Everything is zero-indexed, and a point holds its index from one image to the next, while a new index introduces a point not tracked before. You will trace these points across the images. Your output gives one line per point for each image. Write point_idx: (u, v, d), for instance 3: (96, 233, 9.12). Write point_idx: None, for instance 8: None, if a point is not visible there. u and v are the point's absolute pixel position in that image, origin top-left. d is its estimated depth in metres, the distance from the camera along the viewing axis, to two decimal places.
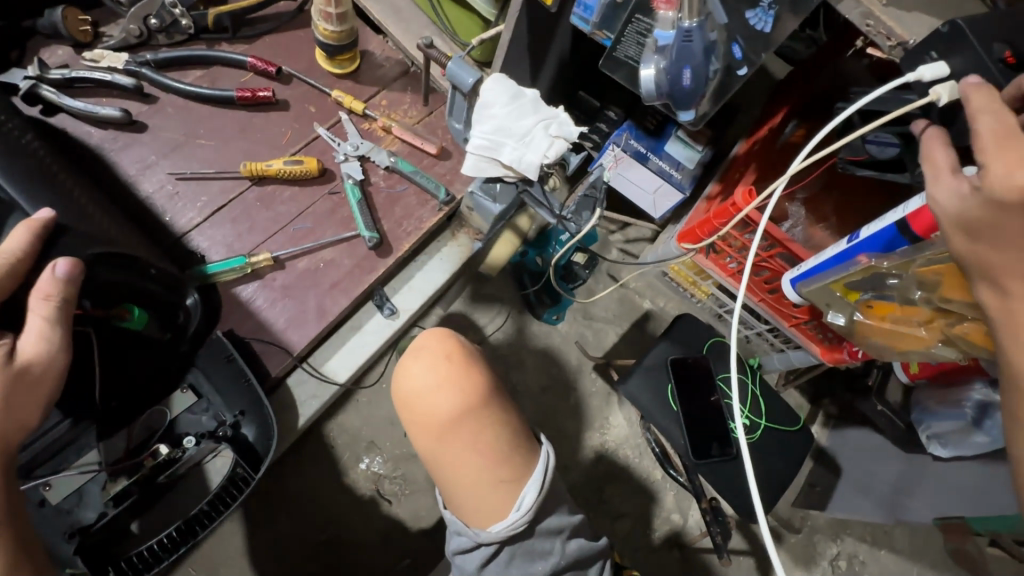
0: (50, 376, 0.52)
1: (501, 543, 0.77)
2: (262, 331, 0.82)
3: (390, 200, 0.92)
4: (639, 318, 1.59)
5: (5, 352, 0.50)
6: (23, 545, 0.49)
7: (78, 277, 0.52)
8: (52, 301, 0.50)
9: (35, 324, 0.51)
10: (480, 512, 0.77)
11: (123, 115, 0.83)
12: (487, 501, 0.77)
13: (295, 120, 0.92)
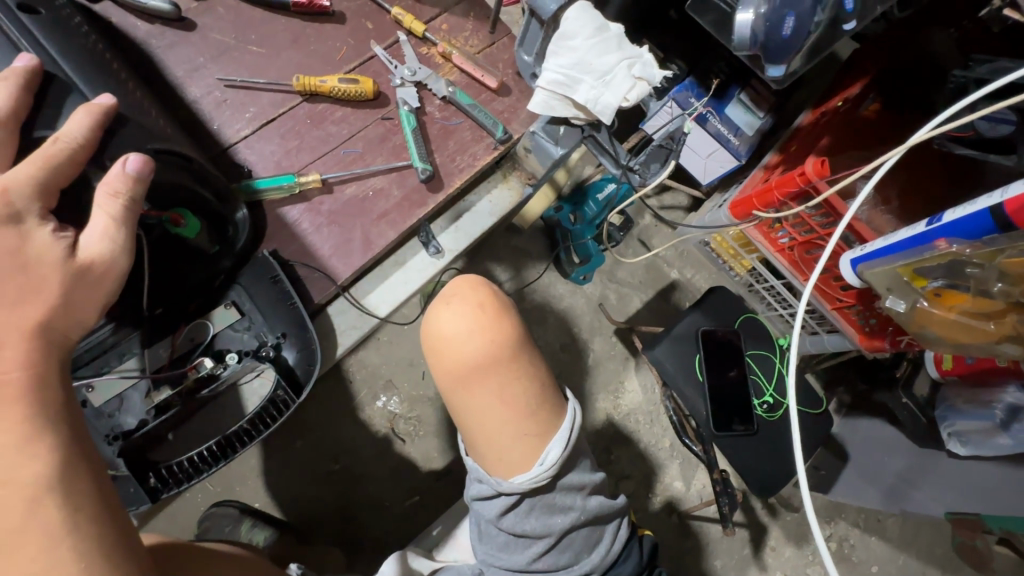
0: (110, 275, 0.50)
1: (523, 493, 0.76)
2: (305, 256, 0.79)
3: (444, 132, 0.87)
4: (669, 287, 1.56)
5: (65, 246, 0.48)
6: (78, 441, 0.47)
7: (145, 175, 0.51)
8: (120, 197, 0.49)
9: (100, 222, 0.49)
10: (504, 463, 0.76)
11: (172, 9, 0.77)
12: (511, 452, 0.75)
13: (350, 35, 0.86)
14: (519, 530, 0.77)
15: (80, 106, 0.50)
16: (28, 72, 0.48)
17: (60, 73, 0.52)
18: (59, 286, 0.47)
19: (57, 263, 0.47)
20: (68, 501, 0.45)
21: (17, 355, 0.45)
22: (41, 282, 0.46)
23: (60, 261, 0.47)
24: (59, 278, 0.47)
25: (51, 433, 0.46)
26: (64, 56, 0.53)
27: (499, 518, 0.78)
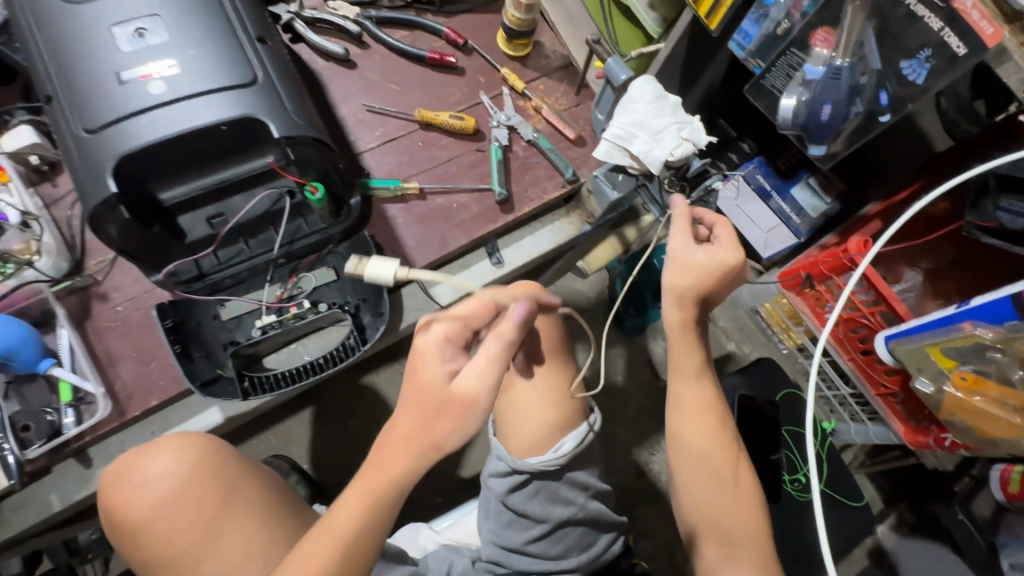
0: (472, 407, 0.57)
1: (532, 475, 0.79)
2: (394, 244, 0.98)
3: (522, 167, 1.06)
4: None
5: (452, 377, 0.58)
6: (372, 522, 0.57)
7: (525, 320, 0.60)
8: (504, 336, 0.58)
9: (480, 361, 0.57)
10: (521, 446, 0.81)
11: (344, 53, 1.05)
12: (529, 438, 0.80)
13: (466, 85, 1.09)
14: (524, 510, 0.80)
15: (264, 96, 0.71)
16: (248, 70, 0.71)
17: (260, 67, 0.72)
18: (462, 400, 0.56)
19: (442, 385, 0.57)
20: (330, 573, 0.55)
21: (404, 460, 0.57)
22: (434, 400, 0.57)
23: (443, 385, 0.57)
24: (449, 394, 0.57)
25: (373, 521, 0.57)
26: (269, 57, 0.75)
27: (506, 496, 0.81)
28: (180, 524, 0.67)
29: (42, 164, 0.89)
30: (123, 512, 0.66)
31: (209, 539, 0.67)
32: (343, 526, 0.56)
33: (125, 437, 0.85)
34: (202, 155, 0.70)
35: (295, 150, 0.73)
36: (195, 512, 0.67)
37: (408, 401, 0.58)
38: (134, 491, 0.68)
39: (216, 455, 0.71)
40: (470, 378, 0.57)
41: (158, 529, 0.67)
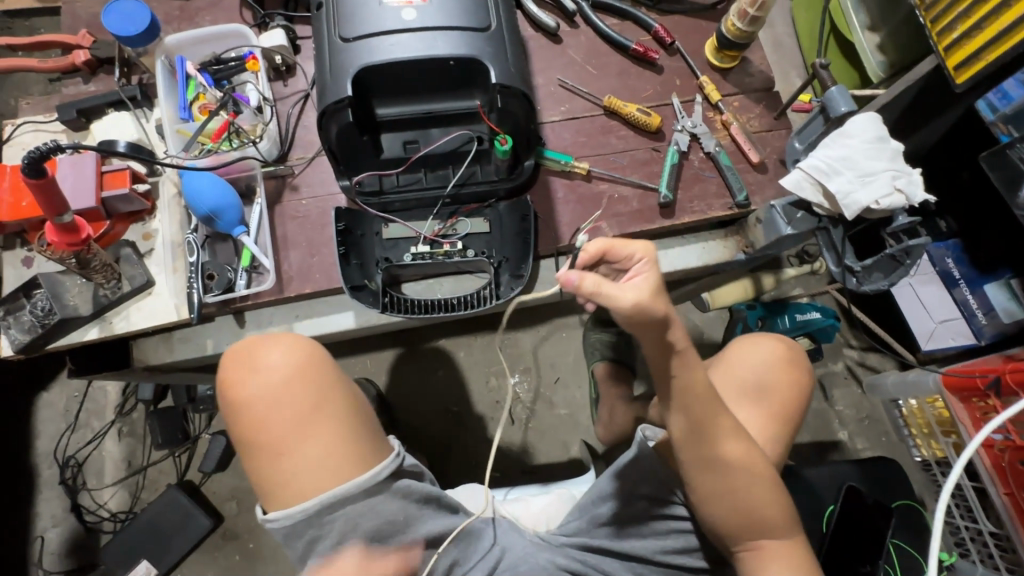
0: None
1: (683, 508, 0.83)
2: (547, 216, 0.99)
3: (694, 178, 1.03)
4: (825, 444, 1.59)
5: None
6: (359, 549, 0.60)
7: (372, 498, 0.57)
8: None
9: None
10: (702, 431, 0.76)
11: (554, 26, 1.08)
12: (727, 444, 0.77)
13: (660, 83, 1.08)
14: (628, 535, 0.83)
15: (493, 42, 0.75)
16: (485, 15, 0.76)
17: (496, 13, 0.77)
18: None
19: None
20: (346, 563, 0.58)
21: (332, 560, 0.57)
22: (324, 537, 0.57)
23: None
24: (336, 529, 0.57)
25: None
26: (504, 6, 0.79)
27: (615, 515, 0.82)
28: (283, 411, 0.72)
29: (282, 65, 1.01)
30: (240, 389, 0.72)
31: (299, 435, 0.71)
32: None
33: (277, 311, 0.95)
34: (425, 82, 0.76)
35: (503, 99, 0.77)
36: (291, 409, 0.72)
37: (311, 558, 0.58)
38: (252, 371, 0.74)
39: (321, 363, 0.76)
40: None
41: (260, 411, 0.72)
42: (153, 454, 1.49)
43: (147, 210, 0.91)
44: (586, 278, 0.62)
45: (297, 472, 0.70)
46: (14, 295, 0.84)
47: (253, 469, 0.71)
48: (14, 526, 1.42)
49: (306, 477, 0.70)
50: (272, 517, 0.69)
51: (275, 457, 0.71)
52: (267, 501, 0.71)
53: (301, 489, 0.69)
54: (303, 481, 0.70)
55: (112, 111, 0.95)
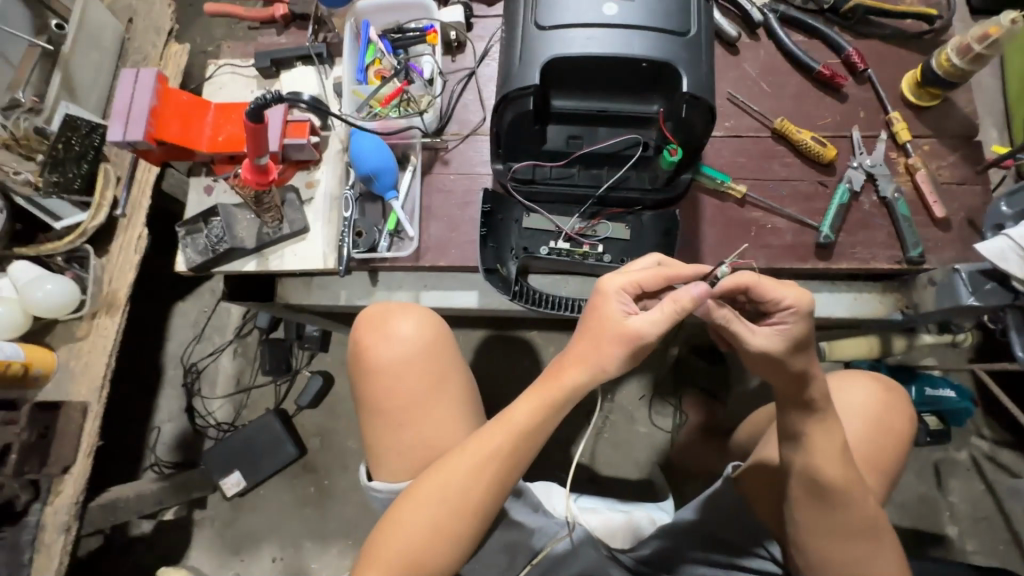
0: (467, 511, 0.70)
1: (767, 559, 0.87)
2: (691, 234, 0.95)
3: (861, 222, 0.94)
4: (927, 536, 1.43)
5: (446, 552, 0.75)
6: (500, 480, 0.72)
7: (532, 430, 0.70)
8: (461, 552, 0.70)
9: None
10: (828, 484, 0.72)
11: (734, 36, 1.01)
12: (856, 506, 0.72)
13: (841, 113, 0.99)
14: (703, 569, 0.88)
15: (691, 49, 0.71)
16: (687, 19, 0.72)
17: (697, 18, 0.73)
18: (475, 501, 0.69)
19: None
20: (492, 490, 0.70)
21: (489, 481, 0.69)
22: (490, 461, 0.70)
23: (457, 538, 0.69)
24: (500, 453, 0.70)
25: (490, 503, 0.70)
26: (706, 11, 0.75)
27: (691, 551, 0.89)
28: (407, 386, 0.77)
29: (455, 41, 1.03)
30: (378, 355, 0.77)
31: (415, 413, 0.77)
32: (519, 423, 0.69)
33: (407, 277, 0.99)
34: (609, 80, 0.75)
35: (687, 109, 0.73)
36: (414, 386, 0.77)
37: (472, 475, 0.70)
38: (385, 341, 0.78)
39: (444, 340, 0.82)
40: (644, 321, 0.66)
41: (387, 380, 0.77)
42: (258, 378, 1.63)
43: (314, 161, 0.97)
44: (718, 312, 0.68)
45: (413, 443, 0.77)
46: (196, 218, 0.94)
47: (373, 429, 0.78)
48: (137, 413, 1.62)
49: (416, 451, 0.76)
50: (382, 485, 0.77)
51: (391, 427, 0.77)
52: (375, 467, 0.79)
53: (410, 461, 0.76)
54: (412, 454, 0.76)
55: (300, 64, 1.03)
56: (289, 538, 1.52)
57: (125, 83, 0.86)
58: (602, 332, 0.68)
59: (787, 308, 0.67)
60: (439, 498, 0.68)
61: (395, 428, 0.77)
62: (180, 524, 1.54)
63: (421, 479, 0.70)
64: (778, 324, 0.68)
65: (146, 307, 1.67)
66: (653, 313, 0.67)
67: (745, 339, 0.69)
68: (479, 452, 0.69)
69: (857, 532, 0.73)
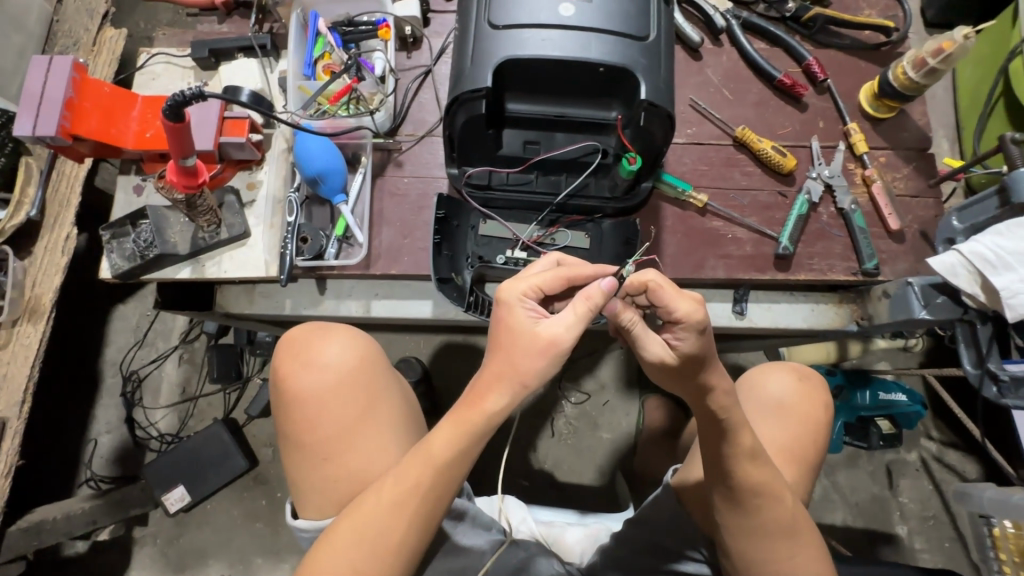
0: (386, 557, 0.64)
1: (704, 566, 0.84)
2: (651, 243, 0.93)
3: (819, 233, 0.94)
4: (878, 535, 1.46)
5: None
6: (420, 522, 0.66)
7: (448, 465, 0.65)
8: None
9: None
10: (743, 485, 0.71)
11: (697, 41, 1.00)
12: (774, 509, 0.71)
13: (801, 123, 0.99)
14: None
15: (649, 54, 0.69)
16: (646, 23, 0.70)
17: (656, 23, 0.70)
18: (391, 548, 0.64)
19: None
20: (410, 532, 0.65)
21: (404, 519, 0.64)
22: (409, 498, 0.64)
23: None
24: (419, 492, 0.65)
25: (407, 548, 0.65)
26: (665, 15, 0.72)
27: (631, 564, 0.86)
28: (332, 414, 0.74)
29: (410, 36, 0.98)
30: (298, 383, 0.75)
31: (338, 445, 0.74)
32: (440, 453, 0.64)
33: (356, 286, 0.94)
34: (565, 84, 0.71)
35: (646, 117, 0.70)
36: (340, 414, 0.74)
37: (389, 518, 0.64)
38: (308, 367, 0.76)
39: (374, 364, 0.79)
40: (554, 325, 0.61)
41: (310, 409, 0.75)
42: (205, 386, 1.54)
43: (255, 160, 0.91)
44: (624, 313, 0.65)
45: (338, 476, 0.73)
46: (123, 221, 0.87)
47: (297, 464, 0.75)
48: (71, 425, 1.51)
49: (342, 485, 0.73)
50: (305, 523, 0.74)
51: (315, 460, 0.74)
52: (302, 504, 0.75)
53: (336, 496, 0.73)
54: (339, 489, 0.73)
55: (241, 56, 0.95)
56: (238, 554, 1.45)
57: (36, 69, 0.76)
58: (513, 343, 0.62)
59: (678, 320, 0.63)
60: (356, 538, 0.64)
61: (318, 460, 0.74)
62: (118, 543, 1.44)
63: (339, 518, 0.66)
64: (672, 338, 0.65)
65: (81, 311, 1.56)
66: (565, 315, 0.62)
67: (637, 345, 0.67)
68: (396, 486, 0.65)
69: (777, 533, 0.72)
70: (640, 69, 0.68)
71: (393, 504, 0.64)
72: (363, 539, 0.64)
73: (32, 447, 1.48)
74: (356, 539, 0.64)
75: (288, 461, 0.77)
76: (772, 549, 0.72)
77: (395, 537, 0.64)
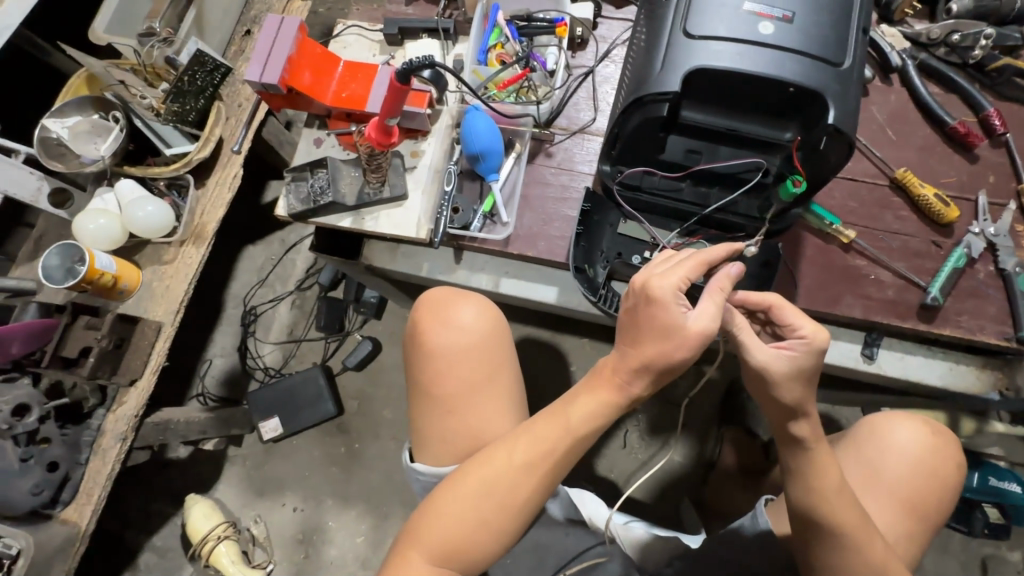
0: (510, 511, 0.67)
1: None
2: (788, 270, 0.92)
3: (972, 291, 0.89)
4: None
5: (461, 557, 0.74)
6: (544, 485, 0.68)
7: (578, 435, 0.68)
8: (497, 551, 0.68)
9: None
10: (863, 530, 0.69)
11: (868, 76, 0.97)
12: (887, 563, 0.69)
13: (969, 174, 0.94)
14: None
15: (842, 80, 0.69)
16: (842, 50, 0.70)
17: (852, 50, 0.71)
18: (517, 504, 0.67)
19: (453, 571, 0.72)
20: (535, 492, 0.67)
21: (533, 480, 0.67)
22: (540, 460, 0.67)
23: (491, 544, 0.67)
24: (553, 455, 0.67)
25: (530, 507, 0.68)
26: (862, 44, 0.72)
27: None
28: (462, 374, 0.76)
29: (579, 37, 1.04)
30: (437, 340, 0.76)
31: (460, 403, 0.75)
32: (576, 423, 0.67)
33: (489, 260, 1.00)
34: (747, 99, 0.73)
35: (829, 143, 0.71)
36: (468, 374, 0.75)
37: (520, 477, 0.67)
38: (446, 325, 0.77)
39: (503, 330, 0.80)
40: (704, 317, 0.61)
41: (442, 365, 0.76)
42: (310, 332, 1.67)
43: (423, 131, 0.98)
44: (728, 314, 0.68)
45: (458, 432, 0.75)
46: (304, 167, 0.97)
47: (421, 414, 0.77)
48: (193, 343, 1.68)
49: (460, 440, 0.75)
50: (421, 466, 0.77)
51: (439, 412, 0.76)
52: (419, 449, 0.78)
53: (453, 449, 0.75)
54: (456, 442, 0.75)
55: (424, 37, 1.04)
56: (312, 491, 1.56)
57: (269, 28, 0.88)
58: (664, 333, 0.62)
59: (804, 335, 0.66)
60: (485, 487, 0.67)
61: (443, 414, 0.76)
62: (213, 456, 1.59)
63: (469, 470, 0.68)
64: (786, 350, 0.67)
65: (218, 245, 1.74)
66: (705, 306, 0.62)
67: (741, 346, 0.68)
68: (530, 448, 0.67)
69: None
70: (832, 94, 0.68)
71: (525, 466, 0.67)
72: (494, 492, 0.67)
73: None
74: (486, 490, 0.67)
75: (412, 409, 0.79)
76: None
77: (523, 495, 0.67)
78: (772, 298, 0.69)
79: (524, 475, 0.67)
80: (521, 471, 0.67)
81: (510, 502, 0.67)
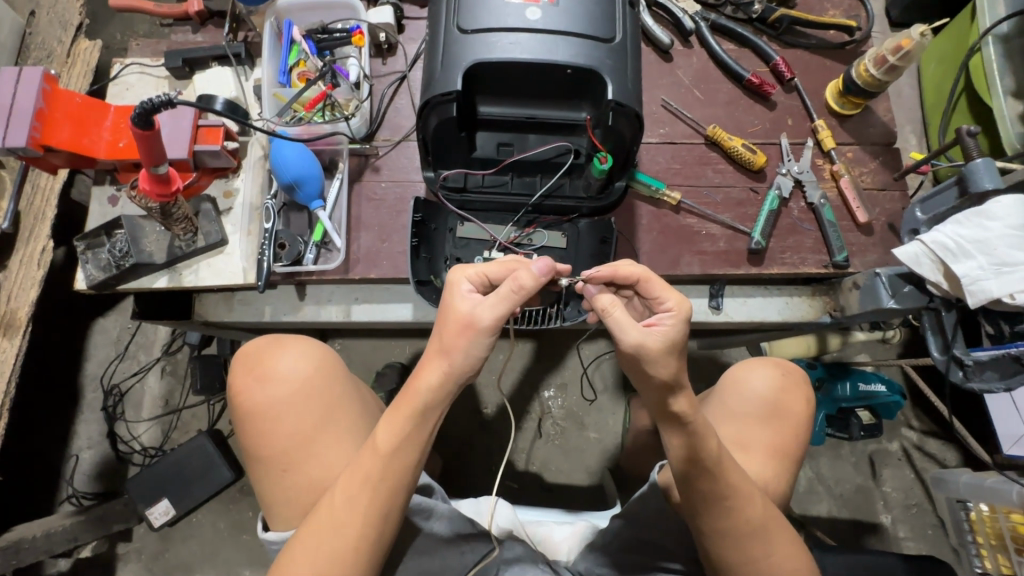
0: (349, 556, 0.64)
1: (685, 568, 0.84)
2: (628, 241, 0.94)
3: (790, 228, 0.96)
4: (864, 525, 1.48)
5: None
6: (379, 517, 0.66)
7: (396, 457, 0.66)
8: None
9: None
10: (723, 485, 0.71)
11: (668, 43, 1.01)
12: (748, 507, 0.72)
13: (771, 121, 1.01)
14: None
15: (616, 56, 0.70)
16: (612, 25, 0.71)
17: (621, 24, 0.72)
18: (355, 545, 0.65)
19: None
20: (368, 527, 0.65)
21: (363, 515, 0.65)
22: (365, 493, 0.65)
23: None
24: (376, 483, 0.65)
25: (372, 545, 0.65)
26: (631, 16, 0.74)
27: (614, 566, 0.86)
28: (287, 425, 0.74)
29: (384, 43, 0.99)
30: (255, 396, 0.74)
31: (295, 456, 0.73)
32: (389, 445, 0.65)
33: (335, 290, 0.94)
34: (534, 87, 0.73)
35: (614, 117, 0.73)
36: (295, 424, 0.74)
37: (350, 516, 0.65)
38: (264, 380, 0.76)
39: (333, 369, 0.79)
40: (490, 308, 0.63)
41: (267, 421, 0.74)
42: (189, 398, 1.53)
43: (232, 168, 0.91)
44: (603, 296, 0.68)
45: (298, 487, 0.73)
46: (97, 231, 0.86)
47: (259, 477, 0.74)
48: (51, 442, 1.48)
49: (301, 494, 0.73)
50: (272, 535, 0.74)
51: (275, 472, 0.74)
52: (269, 516, 0.75)
53: (297, 505, 0.73)
54: (299, 498, 0.73)
55: (216, 65, 0.96)
56: (225, 567, 1.43)
57: (4, 79, 0.76)
58: (450, 323, 0.65)
59: (668, 308, 0.69)
60: (318, 537, 0.65)
61: (280, 472, 0.73)
62: (101, 560, 1.42)
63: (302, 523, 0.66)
64: (656, 324, 0.68)
65: (59, 326, 1.54)
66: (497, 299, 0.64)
67: (617, 324, 0.67)
68: (351, 482, 0.66)
69: (757, 535, 0.73)
70: (609, 72, 0.70)
71: (352, 502, 0.65)
72: (325, 540, 0.64)
73: (11, 467, 1.45)
74: (318, 541, 0.64)
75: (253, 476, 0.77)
76: (752, 551, 0.73)
77: (358, 533, 0.65)
78: (637, 271, 0.71)
79: (353, 512, 0.65)
80: (348, 510, 0.65)
81: (346, 546, 0.64)
